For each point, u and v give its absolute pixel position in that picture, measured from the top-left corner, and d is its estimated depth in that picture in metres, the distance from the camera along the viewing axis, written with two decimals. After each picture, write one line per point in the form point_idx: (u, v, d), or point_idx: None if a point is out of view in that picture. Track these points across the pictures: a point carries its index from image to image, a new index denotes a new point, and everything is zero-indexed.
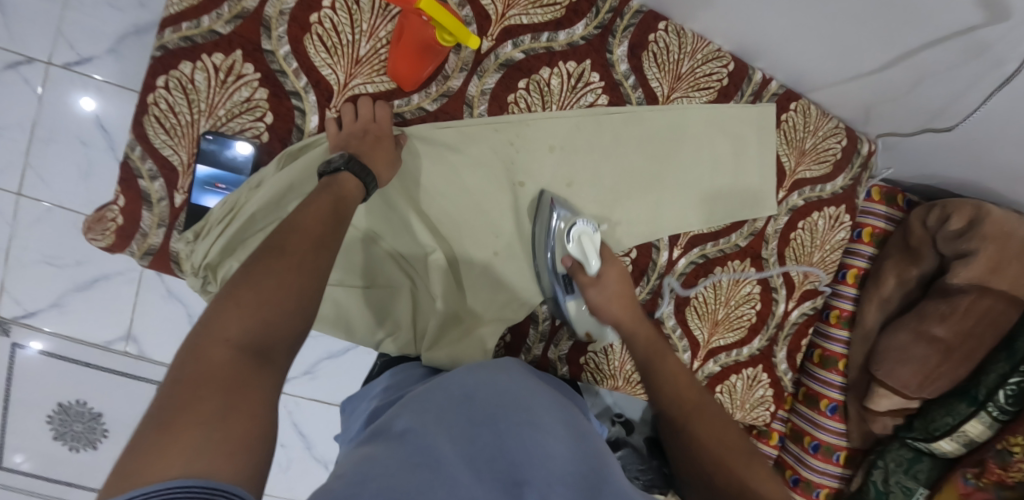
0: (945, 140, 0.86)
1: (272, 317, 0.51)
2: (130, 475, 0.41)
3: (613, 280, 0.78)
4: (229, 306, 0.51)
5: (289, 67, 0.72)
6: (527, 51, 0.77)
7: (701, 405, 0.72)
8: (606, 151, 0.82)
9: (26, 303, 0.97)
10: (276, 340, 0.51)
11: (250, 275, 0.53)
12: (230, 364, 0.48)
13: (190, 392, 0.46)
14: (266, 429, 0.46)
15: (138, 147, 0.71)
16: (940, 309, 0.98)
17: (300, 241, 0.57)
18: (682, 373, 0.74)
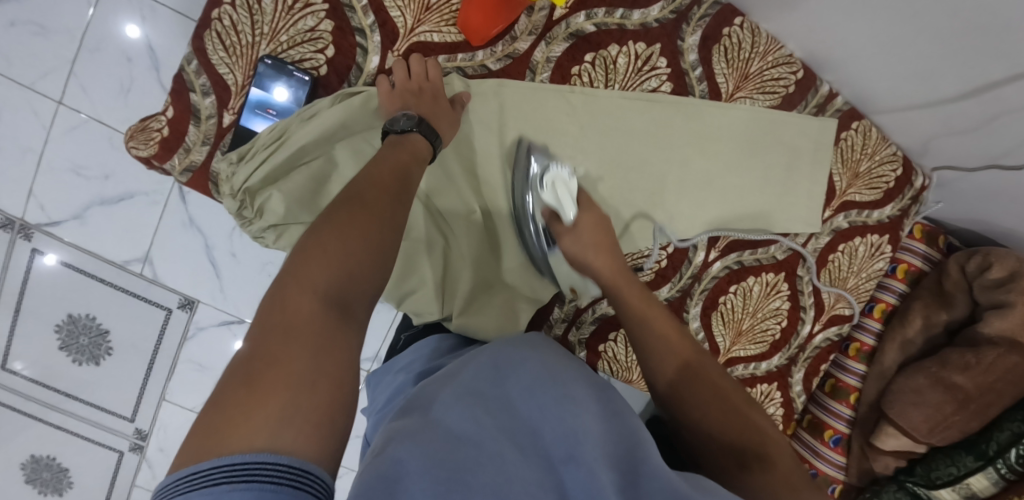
0: (1004, 184, 0.84)
1: (352, 275, 0.51)
2: (218, 435, 0.42)
3: (587, 229, 0.73)
4: (311, 259, 0.50)
5: (358, 3, 0.70)
6: (598, 24, 0.75)
7: (698, 365, 0.67)
8: (661, 140, 0.80)
9: (51, 211, 0.96)
10: (357, 292, 0.51)
11: (333, 224, 0.52)
12: (316, 316, 0.48)
13: (276, 344, 0.46)
14: (346, 396, 0.46)
15: (195, 61, 0.70)
16: (965, 358, 0.96)
17: (379, 196, 0.56)
18: (668, 329, 0.69)
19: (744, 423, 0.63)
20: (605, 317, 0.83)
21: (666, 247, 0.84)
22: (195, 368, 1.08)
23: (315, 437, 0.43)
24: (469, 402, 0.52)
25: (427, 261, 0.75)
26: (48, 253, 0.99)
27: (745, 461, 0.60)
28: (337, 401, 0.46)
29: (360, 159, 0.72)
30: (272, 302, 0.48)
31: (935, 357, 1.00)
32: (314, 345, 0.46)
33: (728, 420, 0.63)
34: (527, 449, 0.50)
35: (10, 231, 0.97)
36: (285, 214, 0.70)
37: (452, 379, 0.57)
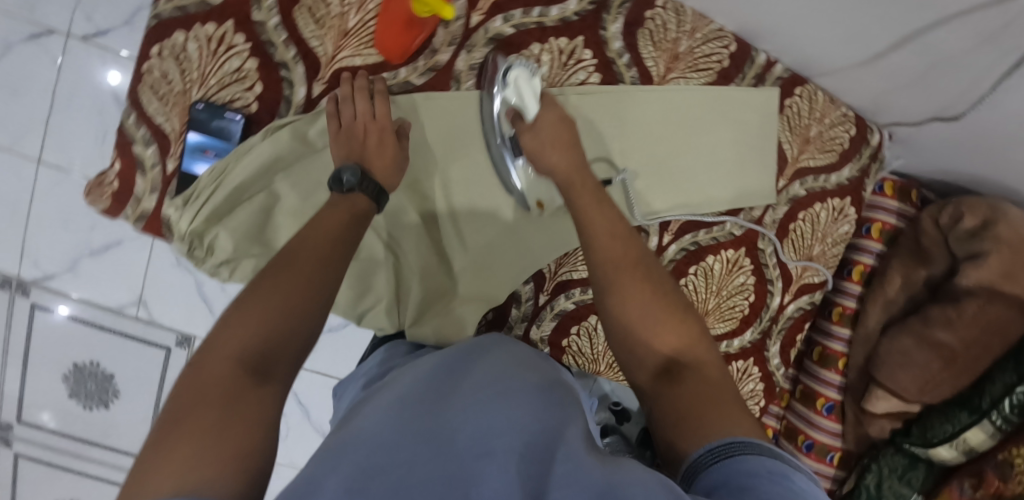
0: (957, 132, 0.83)
1: (275, 333, 0.52)
2: (130, 493, 0.40)
3: (550, 130, 0.70)
4: (232, 326, 0.52)
5: (278, 38, 0.72)
6: (517, 26, 0.76)
7: (632, 265, 0.62)
8: (596, 130, 0.79)
9: (45, 266, 1.01)
10: (276, 354, 0.51)
11: (258, 289, 0.54)
12: (230, 376, 0.48)
13: (190, 405, 0.46)
14: (261, 449, 0.46)
15: (133, 115, 0.72)
16: (945, 312, 0.94)
17: (309, 255, 0.57)
18: (614, 224, 0.64)
19: (667, 327, 0.59)
20: (565, 313, 0.84)
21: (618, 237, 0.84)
22: None
23: (226, 476, 0.42)
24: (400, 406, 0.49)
25: (378, 277, 0.77)
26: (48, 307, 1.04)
27: (668, 368, 0.57)
28: (247, 444, 0.45)
29: (301, 187, 0.74)
30: (192, 369, 0.49)
31: (918, 314, 0.98)
32: (227, 401, 0.47)
33: (653, 327, 0.59)
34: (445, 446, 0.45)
35: (9, 290, 1.02)
36: (235, 249, 0.73)
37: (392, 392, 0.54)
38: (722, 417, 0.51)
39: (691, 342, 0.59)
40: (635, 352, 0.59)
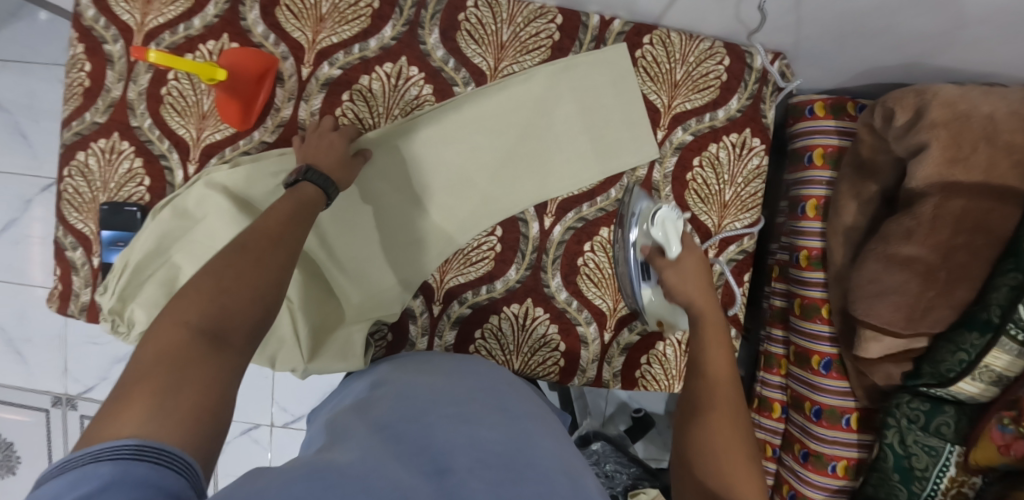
0: (818, 13, 0.77)
1: (231, 304, 0.54)
2: (90, 439, 0.46)
3: (690, 265, 0.74)
4: (190, 295, 0.54)
5: (153, 135, 0.84)
6: (343, 66, 0.83)
7: (727, 392, 0.64)
8: (480, 126, 0.84)
9: (84, 380, 1.30)
10: (235, 326, 0.53)
11: (210, 267, 0.56)
12: (187, 344, 0.51)
13: (147, 368, 0.49)
14: (215, 405, 0.50)
15: (61, 227, 0.86)
16: (904, 224, 0.82)
17: (259, 239, 0.59)
18: (722, 349, 0.67)
19: (727, 455, 0.59)
20: (463, 319, 0.86)
21: (493, 233, 0.85)
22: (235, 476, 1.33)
23: (191, 428, 0.47)
24: (377, 441, 0.63)
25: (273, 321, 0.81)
26: None
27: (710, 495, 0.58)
28: (206, 398, 0.49)
29: (194, 254, 0.83)
30: (149, 332, 0.52)
31: (879, 234, 0.85)
32: (180, 368, 0.49)
33: (718, 457, 0.60)
34: (413, 464, 0.59)
35: (62, 406, 1.31)
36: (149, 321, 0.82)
37: (370, 424, 0.67)
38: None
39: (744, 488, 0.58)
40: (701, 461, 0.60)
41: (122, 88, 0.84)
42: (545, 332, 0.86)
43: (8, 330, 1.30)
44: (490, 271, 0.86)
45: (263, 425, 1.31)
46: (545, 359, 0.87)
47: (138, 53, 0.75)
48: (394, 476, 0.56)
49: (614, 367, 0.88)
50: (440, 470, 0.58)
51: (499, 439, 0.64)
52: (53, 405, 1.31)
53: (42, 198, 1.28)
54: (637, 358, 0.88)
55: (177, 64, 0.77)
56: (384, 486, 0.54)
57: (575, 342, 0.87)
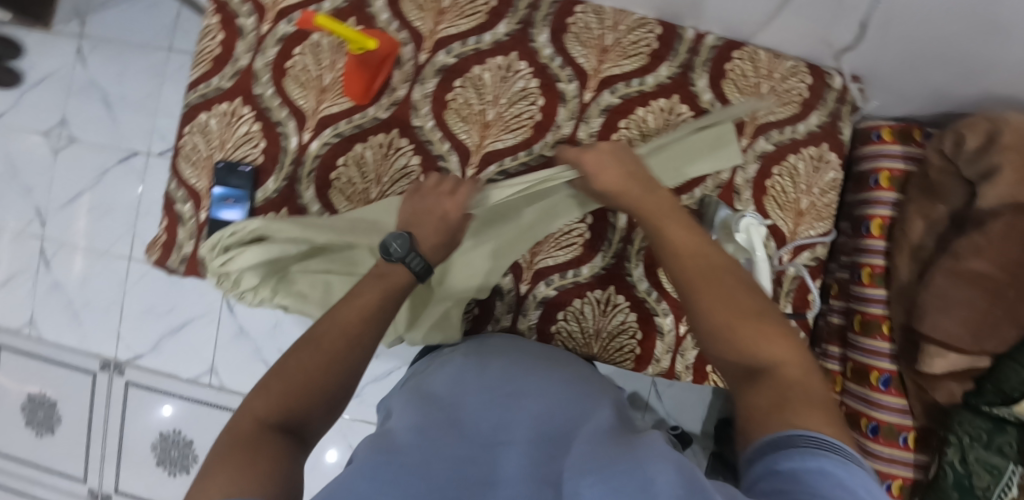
0: (903, 39, 0.84)
1: (300, 395, 0.62)
2: None
3: (599, 166, 0.76)
4: (260, 393, 0.62)
5: (274, 103, 0.91)
6: (458, 55, 0.90)
7: (714, 277, 0.64)
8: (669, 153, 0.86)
9: (135, 347, 1.31)
10: (303, 418, 0.61)
11: (279, 367, 0.64)
12: (260, 431, 0.58)
13: (227, 453, 0.56)
14: (287, 478, 0.56)
15: (175, 181, 0.92)
16: (973, 241, 0.87)
17: (348, 313, 0.67)
18: (692, 245, 0.68)
19: (743, 334, 0.60)
20: (548, 300, 0.90)
21: (584, 221, 0.90)
22: None
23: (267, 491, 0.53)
24: (432, 414, 0.67)
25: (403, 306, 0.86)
26: (145, 383, 1.30)
27: (750, 365, 0.59)
28: (276, 472, 0.55)
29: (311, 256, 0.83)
30: (226, 433, 0.59)
31: (948, 252, 0.90)
32: (254, 448, 0.56)
33: (740, 350, 0.60)
34: (469, 438, 0.63)
35: (108, 371, 1.32)
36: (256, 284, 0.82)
37: (427, 401, 0.71)
38: (791, 404, 0.54)
39: (776, 342, 0.60)
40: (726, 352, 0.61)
41: (250, 59, 0.91)
42: (625, 320, 0.90)
43: (69, 292, 1.33)
44: (578, 256, 0.90)
45: None
46: (621, 346, 0.91)
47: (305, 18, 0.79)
48: (450, 451, 0.60)
49: (687, 359, 0.91)
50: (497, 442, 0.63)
51: (554, 414, 0.68)
52: (101, 369, 1.32)
53: (116, 170, 1.31)
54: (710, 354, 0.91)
55: (337, 32, 0.81)
56: (448, 460, 0.59)
57: (651, 333, 0.90)
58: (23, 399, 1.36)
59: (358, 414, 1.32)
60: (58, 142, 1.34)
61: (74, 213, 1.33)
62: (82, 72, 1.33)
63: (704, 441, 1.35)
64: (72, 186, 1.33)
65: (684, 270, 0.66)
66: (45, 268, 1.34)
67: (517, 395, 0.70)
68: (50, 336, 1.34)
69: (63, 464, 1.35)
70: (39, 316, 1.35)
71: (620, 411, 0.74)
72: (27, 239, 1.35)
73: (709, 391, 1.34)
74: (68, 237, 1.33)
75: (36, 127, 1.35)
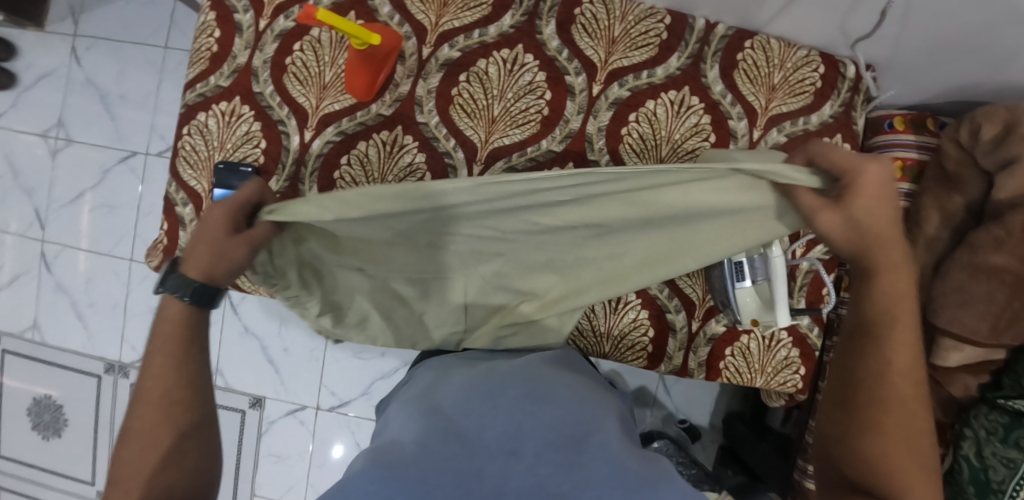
0: (919, 26, 0.82)
1: (168, 467, 0.62)
2: None
3: (866, 191, 0.59)
4: (125, 477, 0.62)
5: (274, 101, 0.88)
6: (463, 49, 0.88)
7: (896, 410, 0.63)
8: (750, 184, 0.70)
9: (140, 349, 1.29)
10: (178, 485, 0.62)
11: (128, 445, 0.63)
12: None
13: None
14: None
15: (174, 183, 0.90)
16: (992, 234, 0.85)
17: (157, 374, 0.64)
18: (898, 360, 0.64)
19: (891, 478, 0.62)
20: None
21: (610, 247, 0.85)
22: (276, 460, 1.32)
23: None
24: (435, 420, 0.65)
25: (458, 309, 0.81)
26: None
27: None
28: None
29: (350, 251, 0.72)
30: None
31: (965, 244, 0.89)
32: None
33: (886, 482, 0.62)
34: (474, 445, 0.61)
35: (113, 374, 1.30)
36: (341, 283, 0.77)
37: (430, 406, 0.69)
38: None
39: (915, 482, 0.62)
40: (873, 484, 0.63)
41: (249, 56, 0.89)
42: (636, 317, 0.89)
43: (72, 295, 1.32)
44: None
45: (309, 407, 1.32)
46: (633, 344, 0.89)
47: (309, 12, 0.76)
48: (453, 461, 0.58)
49: (699, 356, 0.90)
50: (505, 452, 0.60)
51: (565, 420, 0.66)
52: (106, 371, 1.31)
53: (116, 170, 1.28)
54: (723, 350, 0.89)
55: (340, 28, 0.78)
56: (451, 467, 0.57)
57: (664, 330, 0.89)
58: (28, 402, 1.34)
59: (365, 411, 1.30)
60: (55, 143, 1.31)
61: (74, 215, 1.31)
62: (77, 71, 1.30)
63: (713, 435, 1.34)
64: (71, 188, 1.31)
65: (877, 377, 0.64)
66: (46, 272, 1.32)
67: (534, 397, 0.68)
68: (54, 339, 1.33)
69: (69, 467, 1.34)
70: (42, 320, 1.33)
71: (623, 422, 0.72)
72: (27, 241, 1.33)
73: (719, 385, 1.34)
74: (69, 239, 1.31)
75: (33, 129, 1.32)
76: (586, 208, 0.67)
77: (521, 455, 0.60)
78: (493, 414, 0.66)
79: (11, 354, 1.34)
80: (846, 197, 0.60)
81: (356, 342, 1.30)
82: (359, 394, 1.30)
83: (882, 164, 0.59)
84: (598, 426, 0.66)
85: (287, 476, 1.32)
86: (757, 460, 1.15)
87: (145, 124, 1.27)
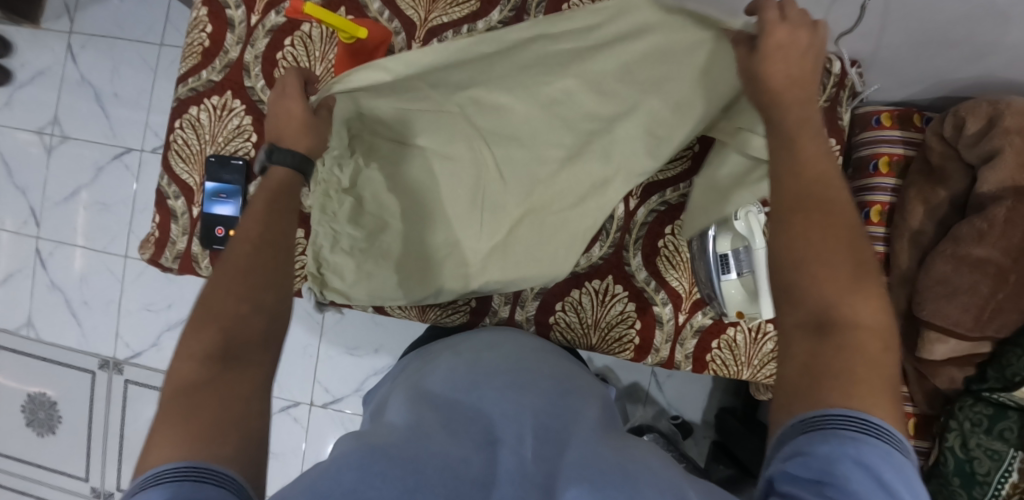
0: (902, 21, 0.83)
1: (234, 326, 0.57)
2: (148, 457, 0.50)
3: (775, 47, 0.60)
4: (203, 321, 0.57)
5: (265, 96, 0.89)
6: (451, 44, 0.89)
7: (826, 219, 0.55)
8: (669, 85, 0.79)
9: (133, 345, 1.30)
10: (244, 344, 0.57)
11: (208, 295, 0.59)
12: (197, 372, 0.54)
13: (169, 402, 0.53)
14: (251, 409, 0.55)
15: (166, 176, 0.91)
16: (975, 226, 0.86)
17: (241, 247, 0.62)
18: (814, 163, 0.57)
19: (829, 287, 0.52)
20: (546, 291, 0.91)
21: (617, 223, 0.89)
22: (269, 456, 1.33)
23: (232, 443, 0.52)
24: (420, 408, 0.66)
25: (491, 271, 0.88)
26: (144, 380, 1.30)
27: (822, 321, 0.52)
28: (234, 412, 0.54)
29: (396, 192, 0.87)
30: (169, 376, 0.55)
31: (950, 237, 0.90)
32: (197, 390, 0.53)
33: (814, 289, 0.52)
34: (461, 434, 0.62)
35: (108, 370, 1.31)
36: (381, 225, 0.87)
37: (414, 395, 0.70)
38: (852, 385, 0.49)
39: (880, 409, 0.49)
40: (799, 297, 0.53)
41: (240, 50, 0.89)
42: (623, 309, 0.90)
43: (67, 292, 1.32)
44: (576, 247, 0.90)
45: (303, 404, 1.32)
46: (620, 337, 0.90)
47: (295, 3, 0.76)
48: (440, 447, 0.59)
49: (686, 349, 0.90)
50: (491, 440, 0.62)
51: (549, 408, 0.67)
52: (100, 367, 1.31)
53: (111, 167, 1.29)
54: (709, 342, 0.90)
55: (327, 21, 0.78)
56: (438, 455, 0.57)
57: (651, 322, 0.90)
58: (23, 398, 1.35)
59: (359, 407, 1.31)
60: (51, 141, 1.32)
61: (69, 212, 1.31)
62: (73, 70, 1.31)
63: (705, 430, 1.35)
64: (66, 185, 1.31)
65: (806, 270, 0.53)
66: (41, 270, 1.33)
67: (517, 389, 0.69)
68: (49, 336, 1.33)
69: (63, 464, 1.34)
70: (37, 316, 1.34)
71: (606, 410, 0.74)
72: (22, 239, 1.34)
73: (710, 381, 1.34)
74: (64, 236, 1.32)
75: (29, 127, 1.33)
76: (615, 75, 0.76)
77: (507, 442, 0.61)
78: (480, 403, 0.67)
79: (6, 351, 1.35)
80: (755, 73, 0.62)
81: (350, 338, 1.31)
82: (352, 391, 1.31)
83: (789, 27, 0.60)
84: (582, 415, 0.67)
85: (281, 473, 1.32)
86: (747, 452, 1.16)
87: (139, 121, 1.28)
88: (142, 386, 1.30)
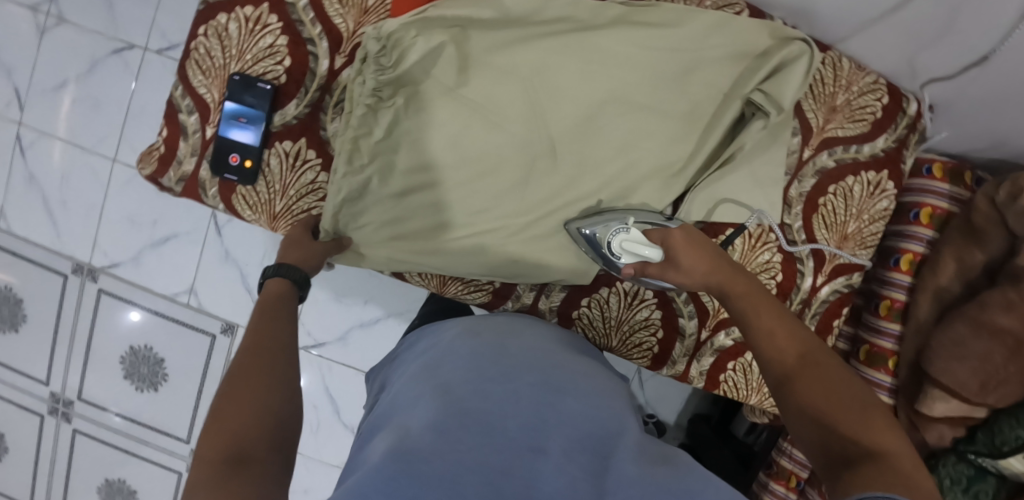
0: (995, 75, 0.80)
1: (243, 428, 0.54)
2: None
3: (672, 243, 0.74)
4: (214, 429, 0.54)
5: (306, 17, 0.78)
6: None
7: (829, 387, 0.60)
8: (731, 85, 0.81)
9: (111, 255, 1.20)
10: (253, 445, 0.53)
11: (219, 408, 0.56)
12: (213, 472, 0.50)
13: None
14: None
15: (181, 87, 0.81)
16: (1007, 296, 0.85)
17: (245, 357, 0.61)
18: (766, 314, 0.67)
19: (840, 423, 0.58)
20: (576, 285, 0.88)
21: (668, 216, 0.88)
22: None
23: None
24: (440, 400, 0.61)
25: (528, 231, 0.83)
26: (116, 293, 1.21)
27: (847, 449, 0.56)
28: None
29: (442, 140, 0.79)
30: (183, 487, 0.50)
31: (976, 301, 0.89)
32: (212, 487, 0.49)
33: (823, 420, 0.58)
34: (494, 440, 0.57)
35: (80, 276, 1.21)
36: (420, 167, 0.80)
37: (437, 381, 0.65)
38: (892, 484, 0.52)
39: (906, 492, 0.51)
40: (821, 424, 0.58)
41: None
42: (648, 316, 0.87)
43: (45, 188, 1.20)
44: None
45: None
46: (640, 343, 0.88)
47: None
48: (471, 458, 0.55)
49: (702, 366, 0.89)
50: (532, 448, 0.57)
51: (589, 416, 0.63)
52: (74, 272, 1.21)
53: (108, 62, 1.16)
54: (725, 362, 0.88)
55: None
56: (474, 467, 0.54)
57: (673, 333, 0.88)
58: None
59: (340, 356, 1.26)
60: (45, 19, 1.17)
61: (57, 101, 1.18)
62: None
63: (676, 432, 1.36)
64: (57, 71, 1.17)
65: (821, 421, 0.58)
66: (19, 156, 1.20)
67: (551, 391, 0.65)
68: (19, 230, 1.22)
69: (20, 367, 1.26)
70: (8, 207, 1.22)
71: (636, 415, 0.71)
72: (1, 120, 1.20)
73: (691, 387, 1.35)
74: (48, 127, 1.19)
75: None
76: (676, 39, 0.78)
77: (547, 454, 0.57)
78: (510, 401, 0.62)
79: None
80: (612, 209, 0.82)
81: (341, 285, 1.24)
82: (336, 339, 1.26)
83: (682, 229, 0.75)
84: (625, 428, 0.63)
85: None
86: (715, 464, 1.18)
87: (147, 15, 1.14)
88: (114, 300, 1.21)
